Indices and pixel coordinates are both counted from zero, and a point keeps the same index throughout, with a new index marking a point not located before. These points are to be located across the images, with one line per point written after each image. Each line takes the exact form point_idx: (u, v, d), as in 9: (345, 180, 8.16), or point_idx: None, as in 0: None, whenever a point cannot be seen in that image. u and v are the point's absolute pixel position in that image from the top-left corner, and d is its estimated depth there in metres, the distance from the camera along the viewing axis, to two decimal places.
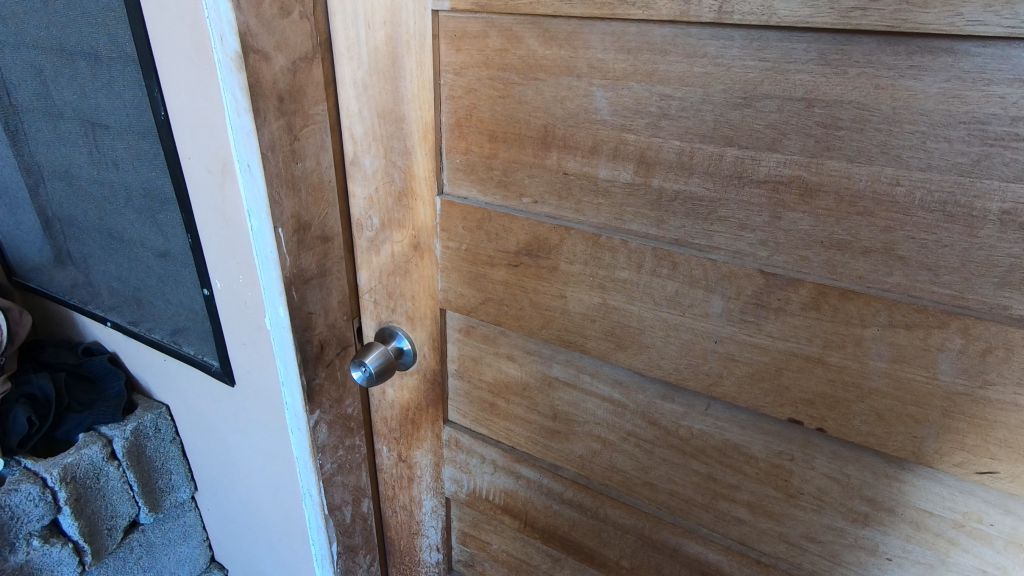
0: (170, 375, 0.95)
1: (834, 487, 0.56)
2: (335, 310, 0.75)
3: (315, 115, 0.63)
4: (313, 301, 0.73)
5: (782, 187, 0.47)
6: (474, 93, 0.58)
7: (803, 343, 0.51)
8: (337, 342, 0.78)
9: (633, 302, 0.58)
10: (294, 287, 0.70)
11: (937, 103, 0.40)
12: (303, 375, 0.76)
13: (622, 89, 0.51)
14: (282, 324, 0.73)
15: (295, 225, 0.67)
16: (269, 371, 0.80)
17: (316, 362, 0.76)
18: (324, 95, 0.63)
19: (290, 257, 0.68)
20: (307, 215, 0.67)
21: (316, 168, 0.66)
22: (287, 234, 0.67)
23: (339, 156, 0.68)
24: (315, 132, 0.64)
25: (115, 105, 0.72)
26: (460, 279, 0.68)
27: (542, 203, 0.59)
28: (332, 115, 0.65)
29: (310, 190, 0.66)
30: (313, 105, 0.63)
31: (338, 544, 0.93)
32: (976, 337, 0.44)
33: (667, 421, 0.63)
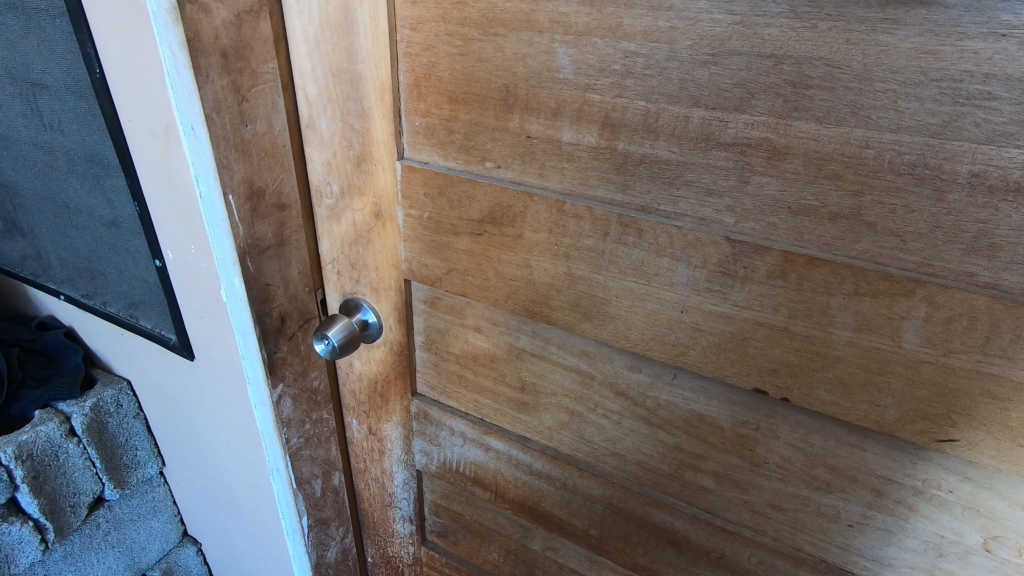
0: (128, 350, 0.92)
1: (798, 456, 0.56)
2: (296, 282, 0.73)
3: (264, 73, 0.60)
4: (271, 272, 0.70)
5: (749, 150, 0.45)
6: (432, 50, 0.55)
7: (769, 312, 0.50)
8: (299, 314, 0.75)
9: (599, 272, 0.56)
10: (249, 258, 0.67)
11: (909, 59, 0.38)
12: (263, 349, 0.74)
13: (585, 46, 0.48)
14: (238, 296, 0.70)
15: (247, 191, 0.64)
16: (227, 345, 0.77)
17: (277, 336, 0.74)
18: (274, 51, 0.60)
19: (243, 226, 0.65)
20: (260, 181, 0.64)
21: (268, 131, 0.62)
22: (239, 202, 0.64)
23: (293, 118, 0.64)
24: (265, 92, 0.60)
25: (48, 63, 0.68)
26: (424, 248, 0.66)
27: (505, 167, 0.57)
28: (284, 75, 0.62)
29: (262, 154, 0.63)
30: (261, 62, 0.59)
31: (308, 517, 0.93)
32: (941, 305, 0.43)
33: (634, 392, 0.62)
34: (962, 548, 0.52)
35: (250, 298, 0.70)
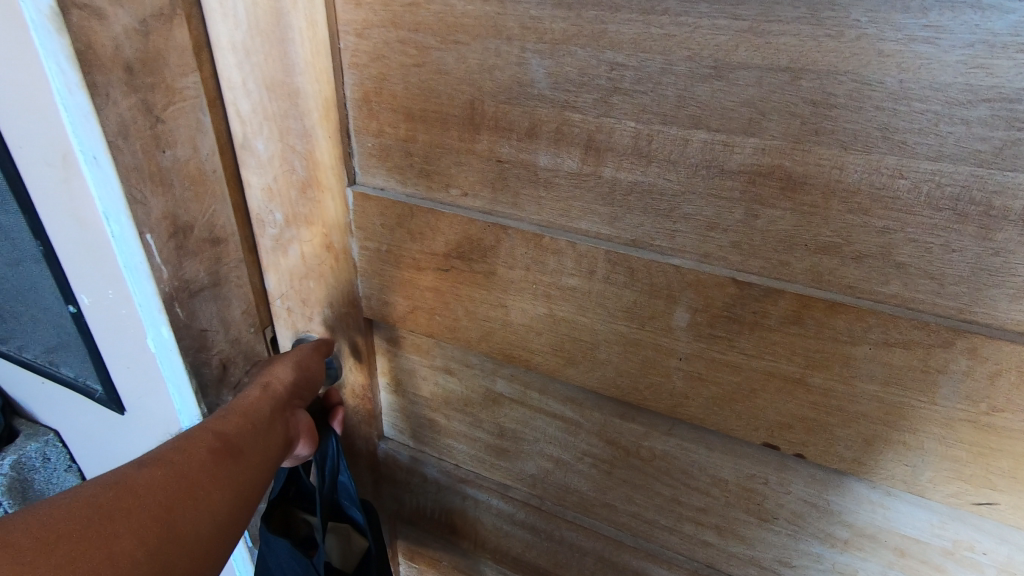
0: (53, 398, 0.81)
1: (812, 512, 0.50)
2: (240, 323, 0.64)
3: (183, 88, 0.50)
4: (206, 316, 0.61)
5: (759, 179, 0.39)
6: (382, 60, 0.47)
7: (782, 362, 0.43)
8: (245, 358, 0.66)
9: (584, 314, 0.49)
10: (177, 303, 0.59)
11: (956, 75, 0.32)
12: (202, 402, 0.66)
13: (563, 56, 0.40)
14: (168, 344, 0.62)
15: (170, 228, 0.55)
16: (161, 399, 0.68)
17: (219, 385, 0.66)
18: (195, 62, 0.50)
19: (167, 267, 0.57)
20: (185, 213, 0.55)
21: (193, 155, 0.53)
22: (161, 240, 0.55)
23: (224, 139, 0.55)
24: (185, 111, 0.51)
25: None
26: (384, 285, 0.58)
27: (473, 195, 0.49)
28: (210, 89, 0.52)
29: (186, 183, 0.54)
30: (178, 76, 0.50)
31: None
32: (984, 358, 0.37)
33: (626, 441, 0.56)
34: None
35: (184, 347, 0.62)
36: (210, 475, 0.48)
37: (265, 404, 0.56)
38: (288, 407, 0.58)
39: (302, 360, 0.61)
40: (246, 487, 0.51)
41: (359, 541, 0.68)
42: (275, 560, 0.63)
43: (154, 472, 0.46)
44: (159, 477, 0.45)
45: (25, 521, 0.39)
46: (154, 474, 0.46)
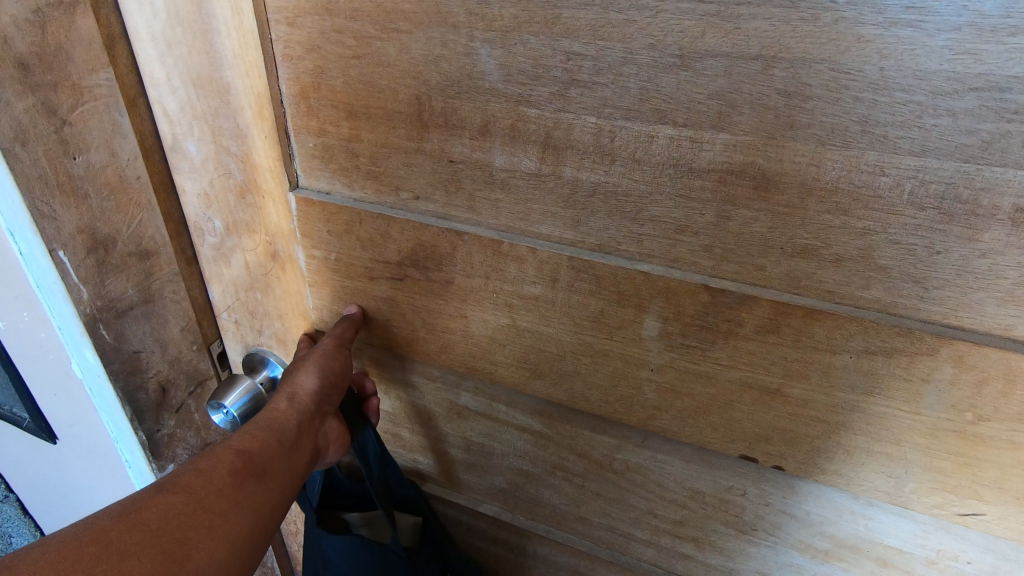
0: None
1: (793, 524, 0.48)
2: (178, 342, 0.59)
3: (93, 86, 0.45)
4: (137, 337, 0.56)
5: (730, 178, 0.35)
6: (318, 52, 0.42)
7: (758, 372, 0.40)
8: (186, 377, 0.62)
9: (548, 323, 0.45)
10: (102, 324, 0.53)
11: (941, 62, 0.29)
12: (140, 430, 0.61)
13: (514, 45, 0.36)
14: (96, 372, 0.56)
15: (89, 241, 0.50)
16: (93, 429, 0.62)
17: (157, 410, 0.61)
18: (105, 56, 0.45)
19: (87, 287, 0.51)
20: (104, 226, 0.50)
21: (111, 161, 0.48)
22: (78, 257, 0.50)
23: (147, 141, 0.50)
24: (97, 111, 0.46)
25: None
26: (335, 295, 0.53)
27: (425, 199, 0.45)
28: (128, 87, 0.47)
29: (104, 192, 0.49)
30: (86, 73, 0.44)
31: None
32: (970, 366, 0.35)
33: (598, 454, 0.53)
34: None
35: (113, 370, 0.56)
36: (231, 503, 0.41)
37: (293, 413, 0.48)
38: (317, 414, 0.50)
39: (327, 360, 0.50)
40: (270, 515, 0.43)
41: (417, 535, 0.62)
42: (331, 560, 0.58)
43: (169, 501, 0.39)
44: (173, 506, 0.39)
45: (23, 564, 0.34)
46: (168, 502, 0.39)
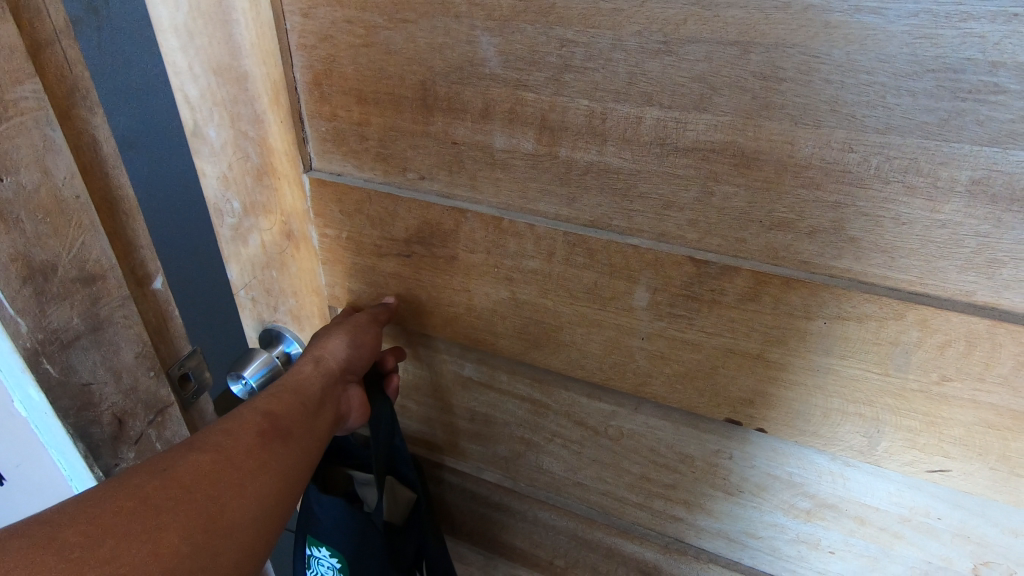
0: None
1: (775, 485, 0.51)
2: (132, 366, 0.62)
3: (17, 101, 0.47)
4: (87, 368, 0.59)
5: (713, 156, 0.38)
6: (330, 41, 0.45)
7: (740, 338, 0.43)
8: (145, 406, 0.65)
9: (545, 296, 0.48)
10: (45, 358, 0.57)
11: (901, 46, 0.31)
12: (96, 466, 0.65)
13: (512, 33, 0.39)
14: (37, 404, 0.60)
15: (27, 272, 0.52)
16: (42, 467, 0.67)
17: (116, 440, 0.65)
18: (29, 66, 0.47)
19: (25, 319, 0.54)
20: (40, 251, 0.52)
21: (44, 180, 0.50)
22: (13, 287, 0.52)
23: (84, 156, 0.53)
24: (26, 127, 0.48)
25: None
26: (346, 272, 0.57)
27: (430, 179, 0.48)
28: (59, 99, 0.50)
29: (39, 216, 0.51)
30: (8, 85, 0.46)
31: None
32: (935, 329, 0.37)
33: (594, 421, 0.56)
34: None
35: (64, 407, 0.60)
36: (256, 460, 0.45)
37: (315, 380, 0.52)
38: (340, 380, 0.54)
39: (356, 333, 0.53)
40: (292, 475, 0.46)
41: (405, 492, 0.63)
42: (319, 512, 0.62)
43: (201, 457, 0.43)
44: (205, 460, 0.42)
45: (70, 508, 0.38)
46: (202, 458, 0.43)
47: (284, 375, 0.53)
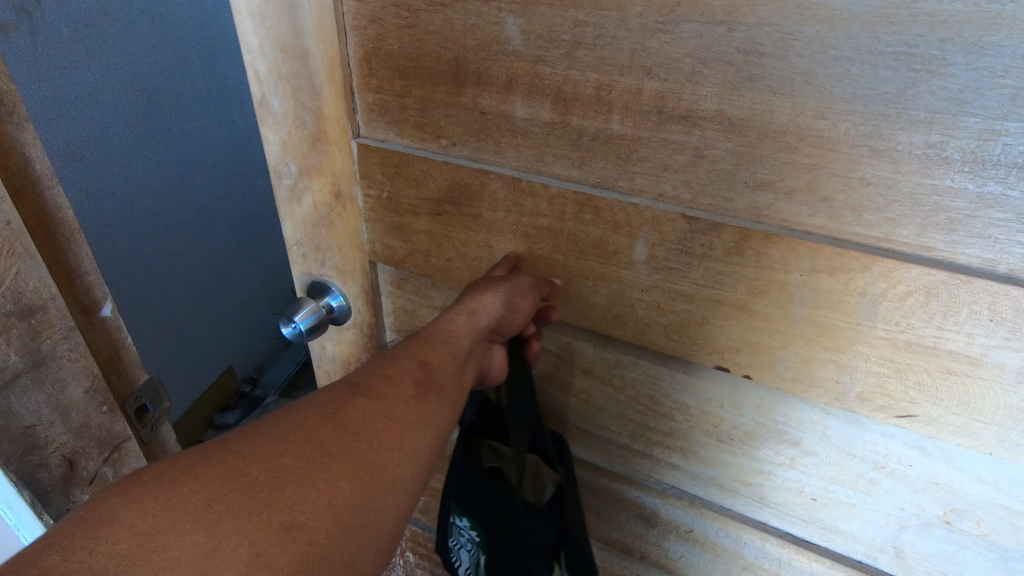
0: None
1: (762, 432, 0.56)
2: (81, 402, 0.70)
3: None
4: (30, 407, 0.67)
5: (703, 123, 0.44)
6: (379, 23, 0.53)
7: (727, 290, 0.48)
8: (99, 443, 0.74)
9: (557, 251, 0.55)
10: None
11: (864, 24, 0.36)
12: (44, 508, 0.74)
13: (533, 15, 0.46)
14: None
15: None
16: None
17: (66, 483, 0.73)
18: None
19: None
20: None
21: None
22: None
23: (18, 181, 0.60)
24: None
25: None
26: (385, 230, 0.64)
27: (460, 144, 0.55)
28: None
29: None
30: None
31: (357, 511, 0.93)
32: (897, 281, 0.42)
33: (600, 370, 0.62)
34: (922, 521, 0.52)
35: (8, 451, 0.68)
36: (413, 414, 0.47)
37: (466, 336, 0.53)
38: (486, 337, 0.55)
39: (513, 295, 0.53)
40: (444, 428, 0.49)
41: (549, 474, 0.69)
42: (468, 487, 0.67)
43: (367, 408, 0.46)
44: (367, 413, 0.45)
45: (252, 454, 0.41)
46: (367, 408, 0.46)
47: (430, 324, 0.55)
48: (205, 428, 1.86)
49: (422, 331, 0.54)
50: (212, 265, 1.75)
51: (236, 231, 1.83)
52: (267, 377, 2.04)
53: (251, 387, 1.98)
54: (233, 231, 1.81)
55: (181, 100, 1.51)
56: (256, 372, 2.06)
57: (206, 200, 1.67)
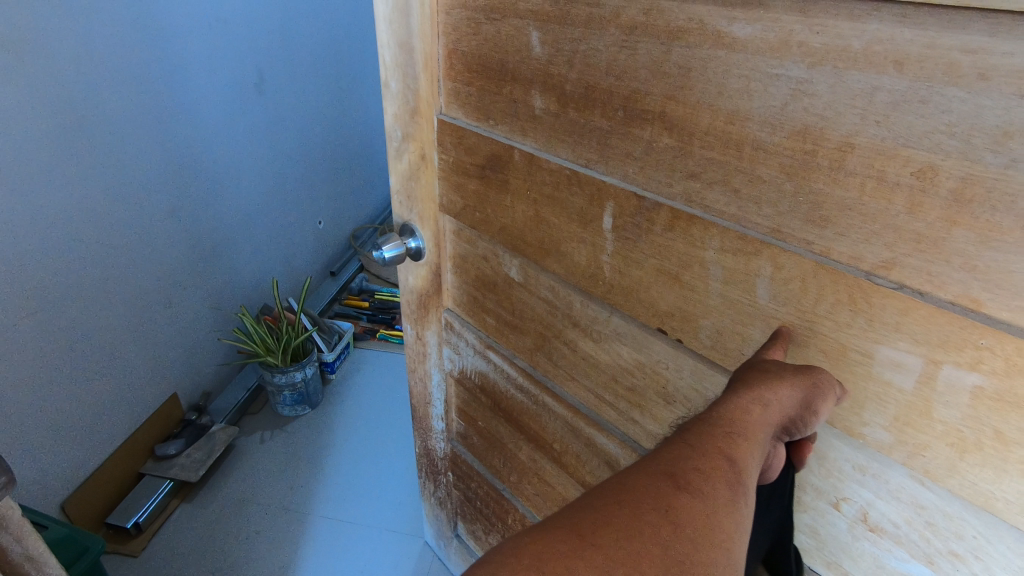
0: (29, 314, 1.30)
1: (696, 398, 0.64)
2: None
3: None
4: None
5: (652, 120, 0.56)
6: (458, 30, 0.72)
7: (665, 260, 0.59)
8: None
9: (555, 215, 0.69)
10: None
11: (756, 48, 0.46)
12: None
13: (548, 30, 0.61)
14: None
15: None
16: None
17: None
18: None
19: None
20: None
21: None
22: None
23: None
24: None
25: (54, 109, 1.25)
26: (451, 187, 0.84)
27: (499, 125, 0.72)
28: None
29: None
30: None
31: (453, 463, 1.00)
32: (782, 265, 0.50)
33: (584, 324, 0.74)
34: (821, 505, 0.57)
35: None
36: (732, 521, 0.43)
37: (766, 430, 0.47)
38: (779, 435, 0.48)
39: (816, 397, 0.47)
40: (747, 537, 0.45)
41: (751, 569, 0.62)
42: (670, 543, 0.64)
43: (693, 509, 0.42)
44: (694, 517, 0.42)
45: (602, 562, 0.38)
46: (691, 509, 0.42)
47: (721, 405, 0.47)
48: (143, 457, 1.69)
49: (712, 411, 0.47)
50: (158, 298, 1.65)
51: (185, 258, 1.72)
52: (212, 406, 1.90)
53: (196, 415, 1.81)
54: (180, 255, 1.70)
55: (162, 122, 1.59)
56: (200, 398, 1.88)
57: (145, 223, 1.57)
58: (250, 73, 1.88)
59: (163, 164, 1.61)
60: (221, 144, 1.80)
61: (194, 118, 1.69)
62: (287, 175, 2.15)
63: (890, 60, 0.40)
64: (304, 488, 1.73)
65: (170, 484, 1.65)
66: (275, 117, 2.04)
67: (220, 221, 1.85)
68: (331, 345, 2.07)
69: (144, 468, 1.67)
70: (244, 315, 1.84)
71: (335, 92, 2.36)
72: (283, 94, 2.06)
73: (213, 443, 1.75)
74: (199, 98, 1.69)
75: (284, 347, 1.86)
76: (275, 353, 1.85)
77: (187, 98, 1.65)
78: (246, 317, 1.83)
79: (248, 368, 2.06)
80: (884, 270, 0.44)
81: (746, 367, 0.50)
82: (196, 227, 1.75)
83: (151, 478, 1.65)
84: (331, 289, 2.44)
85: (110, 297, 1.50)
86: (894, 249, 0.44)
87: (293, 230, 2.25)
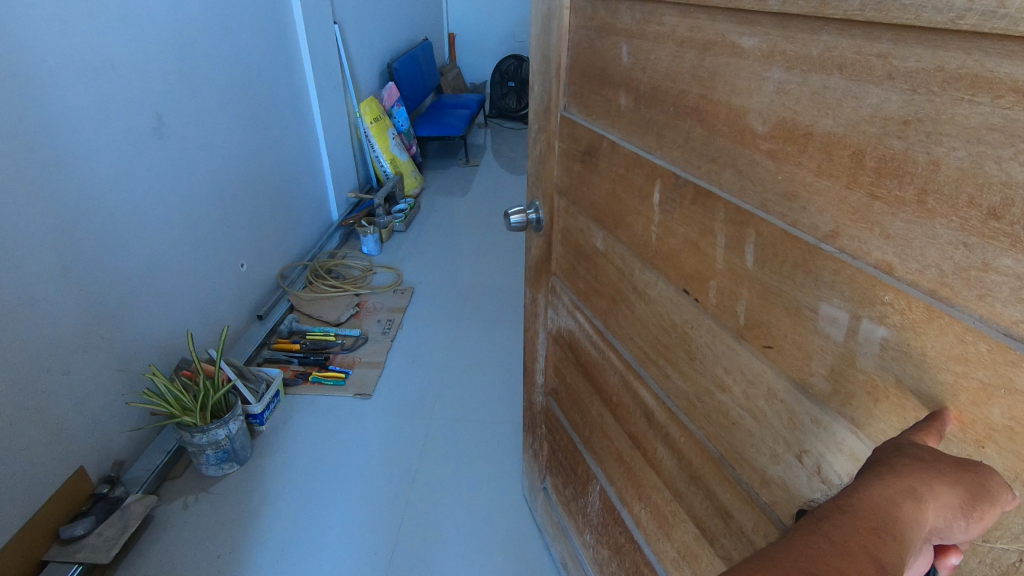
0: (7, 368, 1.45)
1: (707, 356, 0.75)
2: None
3: None
4: None
5: (690, 115, 0.70)
6: (579, 45, 0.92)
7: (691, 230, 0.72)
8: None
9: (625, 193, 0.86)
10: None
11: (755, 55, 0.58)
12: None
13: (631, 45, 0.78)
14: None
15: None
16: None
17: None
18: None
19: None
20: None
21: None
22: None
23: None
24: None
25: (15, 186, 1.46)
26: (564, 170, 1.05)
27: (597, 120, 0.91)
28: None
29: None
30: None
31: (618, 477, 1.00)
32: (763, 232, 0.61)
33: (639, 289, 0.89)
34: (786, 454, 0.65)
35: None
36: None
37: (919, 530, 0.40)
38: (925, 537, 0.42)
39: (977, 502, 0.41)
40: None
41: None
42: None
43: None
44: None
45: None
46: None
47: (868, 493, 0.42)
48: (48, 542, 1.59)
49: (855, 498, 0.42)
50: (77, 357, 1.66)
51: (85, 320, 1.68)
52: (126, 475, 1.85)
53: (108, 489, 1.75)
54: (90, 309, 1.69)
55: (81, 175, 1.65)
56: (112, 470, 1.81)
57: (46, 293, 1.55)
58: (146, 117, 1.90)
59: (80, 224, 1.65)
60: (154, 197, 1.94)
61: (135, 171, 1.85)
62: (212, 211, 2.27)
63: (834, 65, 0.50)
64: (243, 536, 1.75)
65: (80, 566, 1.55)
66: (181, 155, 2.07)
67: (136, 268, 1.87)
68: (259, 396, 2.11)
69: (48, 555, 1.56)
70: (155, 373, 1.81)
71: (231, 124, 2.40)
72: (182, 132, 2.08)
73: (127, 518, 1.68)
74: (86, 148, 1.66)
75: (201, 404, 1.84)
76: (193, 412, 1.82)
77: (82, 155, 1.65)
78: (156, 376, 1.79)
79: (166, 430, 2.03)
80: (830, 237, 0.54)
81: (891, 449, 0.45)
82: (100, 283, 1.72)
83: (53, 565, 1.54)
84: (258, 333, 2.53)
85: (55, 355, 1.58)
86: (837, 220, 0.53)
87: (215, 275, 2.31)
